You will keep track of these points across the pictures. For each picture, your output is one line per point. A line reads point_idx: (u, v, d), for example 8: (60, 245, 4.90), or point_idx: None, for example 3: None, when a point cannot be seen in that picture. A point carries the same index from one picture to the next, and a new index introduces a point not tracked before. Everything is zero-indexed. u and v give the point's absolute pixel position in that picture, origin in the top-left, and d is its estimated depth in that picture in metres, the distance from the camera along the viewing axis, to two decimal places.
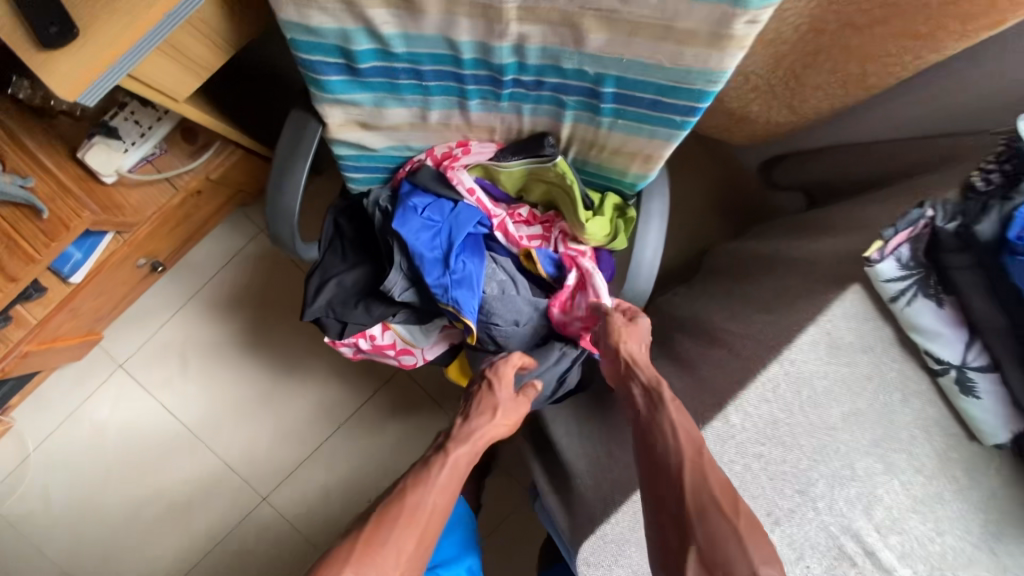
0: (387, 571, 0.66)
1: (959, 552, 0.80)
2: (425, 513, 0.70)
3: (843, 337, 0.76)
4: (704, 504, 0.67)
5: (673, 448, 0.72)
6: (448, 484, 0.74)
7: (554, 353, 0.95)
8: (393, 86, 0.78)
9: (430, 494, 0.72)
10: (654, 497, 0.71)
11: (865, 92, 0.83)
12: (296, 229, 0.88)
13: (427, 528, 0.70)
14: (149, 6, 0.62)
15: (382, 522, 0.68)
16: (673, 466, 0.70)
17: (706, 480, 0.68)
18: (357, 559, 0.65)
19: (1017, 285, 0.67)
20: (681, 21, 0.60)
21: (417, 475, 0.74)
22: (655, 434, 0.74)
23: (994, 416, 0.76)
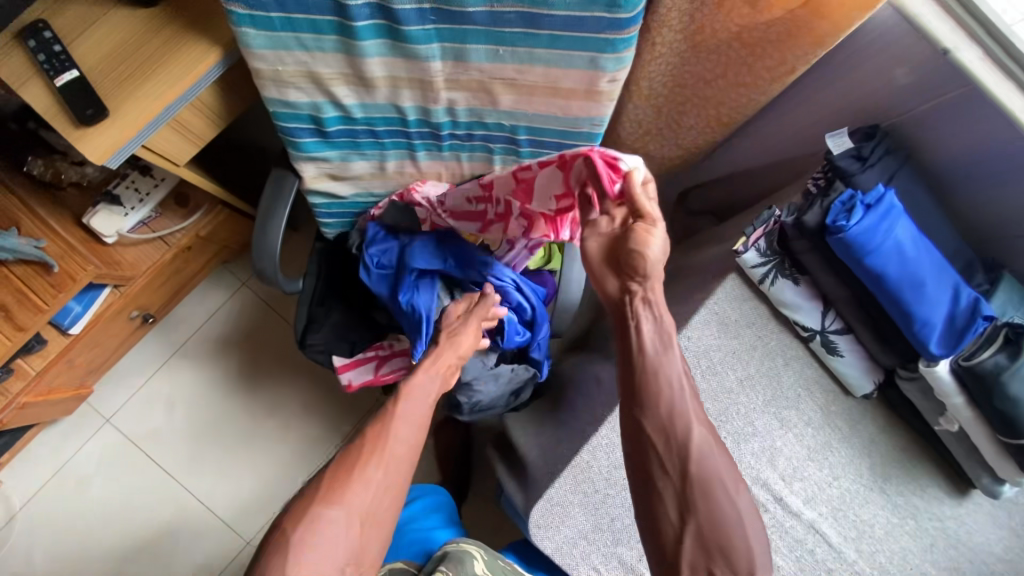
0: (357, 501, 0.71)
1: (855, 494, 0.95)
2: (395, 451, 0.76)
3: (728, 315, 0.96)
4: (706, 479, 0.68)
5: (680, 404, 0.69)
6: (412, 415, 0.79)
7: (504, 372, 1.08)
8: (355, 143, 0.98)
9: (399, 432, 0.77)
10: (649, 459, 0.70)
11: (726, 127, 1.06)
12: (278, 266, 1.04)
13: (388, 461, 0.75)
14: (165, 91, 0.81)
15: (350, 459, 0.73)
16: (682, 430, 0.69)
17: (714, 456, 0.68)
18: (324, 495, 0.70)
19: (843, 260, 0.85)
20: (565, 83, 0.82)
21: (381, 413, 0.78)
22: (662, 381, 0.70)
23: (857, 370, 0.94)
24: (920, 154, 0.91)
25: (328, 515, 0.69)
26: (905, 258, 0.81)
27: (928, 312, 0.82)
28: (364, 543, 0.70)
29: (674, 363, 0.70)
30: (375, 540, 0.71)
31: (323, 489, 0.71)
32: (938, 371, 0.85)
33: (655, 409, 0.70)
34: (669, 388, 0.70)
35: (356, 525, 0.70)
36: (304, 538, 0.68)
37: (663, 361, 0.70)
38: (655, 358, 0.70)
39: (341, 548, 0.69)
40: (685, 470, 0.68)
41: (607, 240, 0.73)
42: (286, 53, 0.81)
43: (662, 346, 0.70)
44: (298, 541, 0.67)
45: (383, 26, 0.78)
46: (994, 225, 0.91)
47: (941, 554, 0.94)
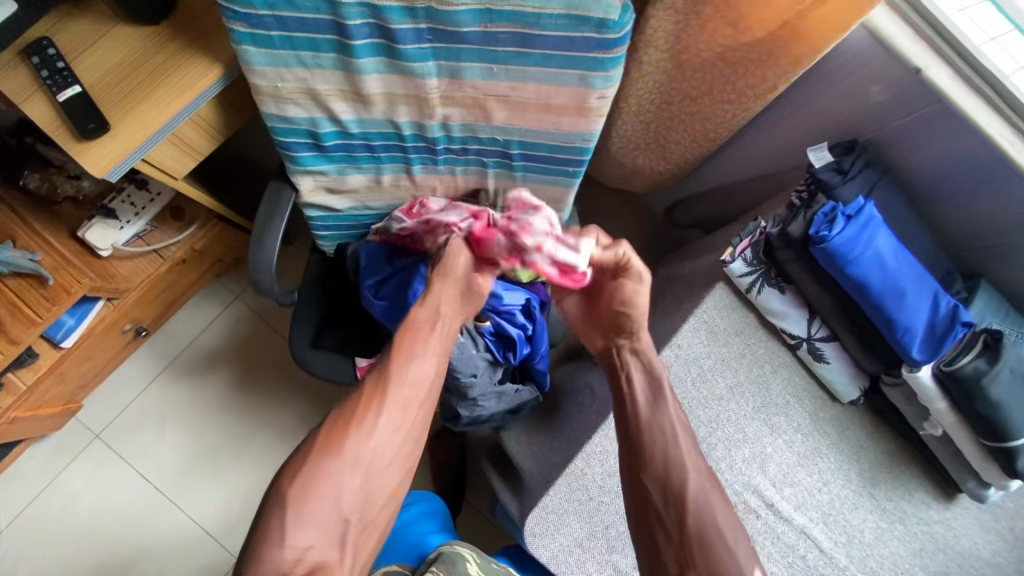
0: (360, 449, 0.72)
1: (844, 499, 0.97)
2: (394, 406, 0.75)
3: (718, 324, 0.98)
4: (704, 534, 0.68)
5: (675, 456, 0.71)
6: (414, 353, 0.78)
7: (508, 391, 1.06)
8: (352, 157, 1.00)
9: (402, 384, 0.76)
10: (648, 511, 0.72)
11: (711, 141, 1.10)
12: (275, 277, 1.06)
13: (391, 409, 0.75)
14: (165, 109, 0.83)
15: (349, 413, 0.73)
16: (677, 482, 0.70)
17: (711, 510, 0.69)
18: (321, 449, 0.71)
19: (825, 269, 0.88)
20: (557, 100, 0.85)
21: (379, 367, 0.77)
22: (658, 434, 0.73)
23: (843, 376, 0.96)
24: (899, 168, 0.95)
25: (327, 467, 0.70)
26: (885, 267, 0.84)
27: (909, 319, 0.85)
28: (367, 495, 0.72)
29: (665, 414, 0.75)
30: (377, 492, 0.73)
31: (319, 443, 0.71)
32: (920, 376, 0.87)
33: (650, 463, 0.72)
34: (664, 441, 0.73)
35: (357, 477, 0.71)
36: (301, 495, 0.68)
37: (656, 418, 0.75)
38: (647, 413, 0.75)
39: (340, 499, 0.70)
40: (682, 524, 0.69)
41: (589, 289, 0.84)
42: (286, 70, 0.84)
43: (652, 397, 0.76)
44: (295, 499, 0.68)
45: (381, 45, 0.80)
46: (969, 235, 0.94)
47: (931, 558, 0.96)
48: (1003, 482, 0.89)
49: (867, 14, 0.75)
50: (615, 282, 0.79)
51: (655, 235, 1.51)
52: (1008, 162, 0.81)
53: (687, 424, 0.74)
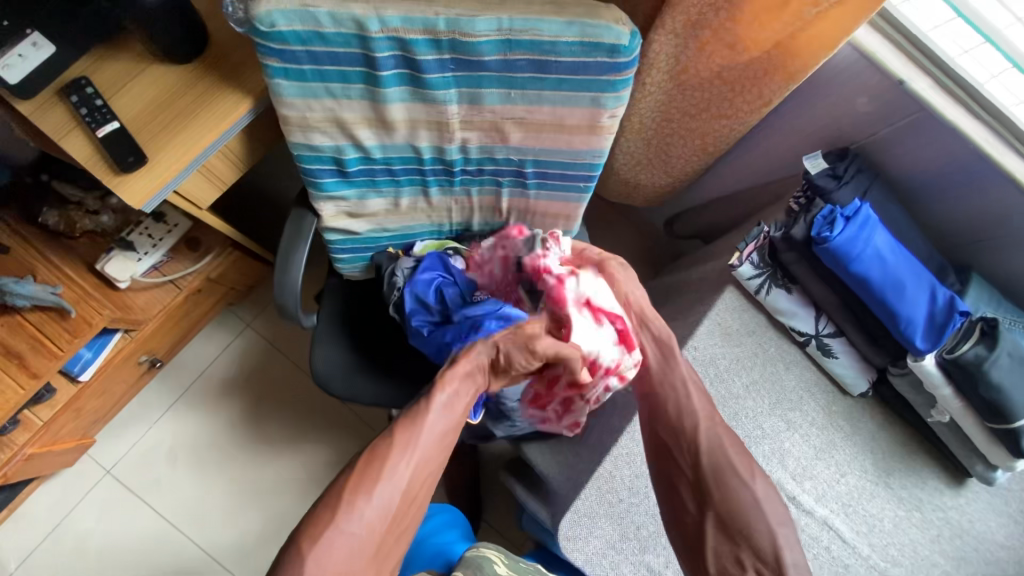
0: (377, 506, 0.71)
1: (862, 489, 1.00)
2: (417, 461, 0.74)
3: (730, 325, 1.03)
4: (717, 468, 0.72)
5: (686, 403, 0.77)
6: (447, 410, 0.77)
7: None
8: (372, 182, 1.04)
9: (422, 443, 0.75)
10: (670, 463, 0.77)
11: (710, 154, 1.17)
12: (300, 300, 1.09)
13: (418, 466, 0.74)
14: (191, 147, 0.87)
15: (369, 473, 0.72)
16: (687, 428, 0.76)
17: (722, 446, 0.73)
18: (342, 503, 0.71)
19: (829, 267, 0.94)
20: (570, 121, 0.91)
21: (408, 419, 0.76)
22: (669, 388, 0.79)
23: (852, 370, 1.00)
24: (887, 172, 1.02)
25: (345, 522, 0.70)
26: (886, 263, 0.90)
27: (911, 311, 0.90)
28: (381, 551, 0.72)
29: (674, 370, 0.79)
30: (392, 546, 0.74)
31: (335, 501, 0.71)
32: (925, 365, 0.92)
33: (666, 415, 0.78)
34: (675, 392, 0.78)
35: (371, 531, 0.71)
36: (322, 552, 0.68)
37: (666, 376, 0.80)
38: (658, 369, 0.81)
39: (356, 555, 0.70)
40: (696, 462, 0.74)
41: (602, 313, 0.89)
42: (315, 101, 0.88)
43: (662, 357, 0.82)
44: (310, 549, 0.68)
45: (406, 75, 0.85)
46: (958, 232, 1.01)
47: (948, 543, 1.00)
48: (1011, 464, 0.94)
49: (852, 32, 0.83)
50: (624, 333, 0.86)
51: (656, 247, 1.57)
52: (989, 163, 0.88)
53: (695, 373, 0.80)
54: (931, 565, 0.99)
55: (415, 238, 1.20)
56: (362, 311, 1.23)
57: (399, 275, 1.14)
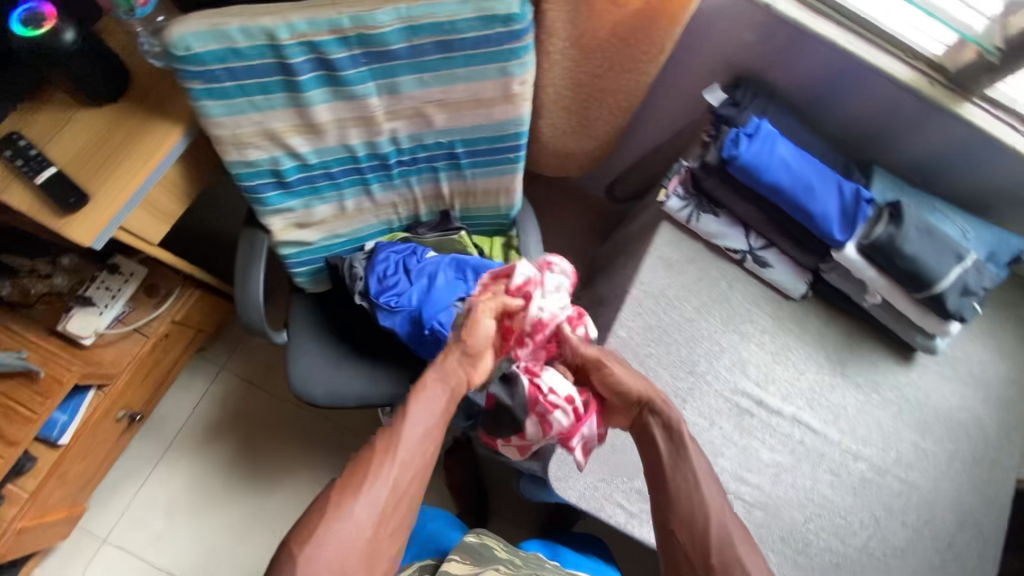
0: (363, 511, 0.75)
1: (821, 382, 1.07)
2: (401, 466, 0.78)
3: (672, 256, 1.09)
4: (727, 561, 0.76)
5: (698, 499, 0.79)
6: (418, 422, 0.81)
7: None
8: (314, 189, 1.09)
9: (399, 450, 0.79)
10: (681, 561, 0.79)
11: (626, 111, 1.25)
12: (265, 316, 1.12)
13: (400, 473, 0.78)
14: (126, 184, 0.91)
15: (351, 481, 0.76)
16: (701, 528, 0.78)
17: (734, 548, 0.77)
18: (330, 513, 0.74)
19: (746, 183, 1.02)
20: (485, 94, 0.98)
21: (386, 432, 0.80)
22: (685, 484, 0.81)
23: (788, 275, 1.08)
24: (783, 93, 1.11)
25: (335, 529, 0.73)
26: (792, 169, 0.99)
27: (824, 207, 0.99)
28: (370, 553, 0.75)
29: (688, 466, 0.82)
30: (381, 547, 0.76)
31: (317, 509, 0.75)
32: (847, 254, 1.00)
33: (679, 511, 0.80)
34: (686, 485, 0.81)
35: (360, 535, 0.74)
36: (311, 556, 0.72)
37: (680, 470, 0.82)
38: (670, 464, 0.82)
39: (346, 560, 0.73)
40: (709, 561, 0.77)
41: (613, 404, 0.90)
42: (243, 117, 0.93)
43: (675, 448, 0.83)
44: (304, 561, 0.71)
45: (324, 76, 0.91)
46: (854, 134, 1.11)
47: (908, 415, 1.09)
48: (945, 328, 1.03)
49: None
50: (643, 420, 0.86)
51: (601, 214, 1.65)
52: (859, 62, 0.99)
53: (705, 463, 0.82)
54: (898, 437, 1.07)
55: (367, 239, 1.25)
56: (331, 323, 1.29)
57: (357, 265, 1.19)
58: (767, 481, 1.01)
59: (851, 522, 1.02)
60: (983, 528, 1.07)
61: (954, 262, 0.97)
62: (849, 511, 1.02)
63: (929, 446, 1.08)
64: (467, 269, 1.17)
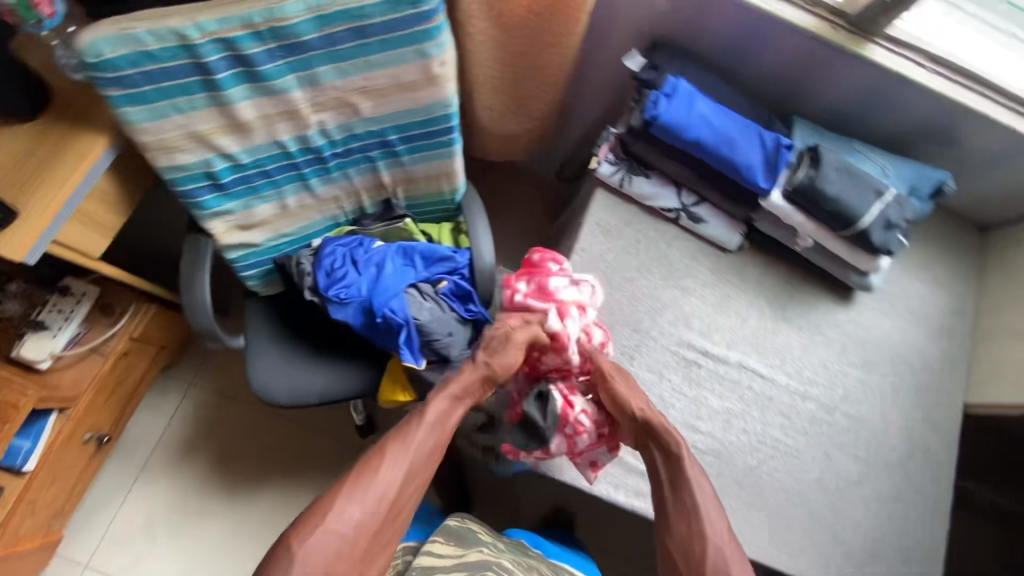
0: (366, 508, 0.80)
1: (764, 327, 1.10)
2: (406, 469, 0.84)
3: (609, 222, 1.12)
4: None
5: (697, 523, 0.83)
6: (429, 430, 0.88)
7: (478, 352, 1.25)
8: (251, 189, 1.10)
9: (406, 455, 0.85)
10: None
11: (558, 87, 1.28)
12: (214, 319, 1.12)
13: (405, 477, 0.84)
14: (54, 197, 0.91)
15: (360, 479, 0.81)
16: (697, 551, 0.82)
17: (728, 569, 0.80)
18: (337, 505, 0.79)
19: (671, 142, 1.05)
20: (407, 77, 1.00)
21: (397, 436, 0.86)
22: (684, 506, 0.85)
23: (722, 228, 1.12)
24: (703, 54, 1.15)
25: (337, 522, 0.78)
26: (712, 124, 1.02)
27: (747, 157, 1.02)
28: (363, 552, 0.79)
29: (689, 493, 0.86)
30: (373, 548, 0.81)
31: (321, 508, 0.79)
32: (773, 200, 1.04)
33: (679, 534, 0.84)
34: (686, 509, 0.85)
35: (357, 530, 0.79)
36: (313, 544, 0.76)
37: (680, 495, 0.86)
38: (671, 491, 0.87)
39: (342, 553, 0.77)
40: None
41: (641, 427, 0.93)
42: (167, 121, 0.94)
43: (674, 475, 0.88)
44: (304, 549, 0.75)
45: (242, 73, 0.93)
46: (774, 88, 1.15)
47: (853, 352, 1.12)
48: (875, 264, 1.06)
49: None
50: (646, 445, 0.92)
51: (554, 194, 1.68)
52: (766, 16, 1.02)
53: (705, 489, 0.87)
54: (844, 374, 1.11)
55: (315, 236, 1.26)
56: (287, 323, 1.30)
57: (304, 261, 1.20)
58: (719, 427, 1.04)
59: (804, 459, 1.05)
60: (934, 454, 1.10)
61: (874, 198, 1.01)
62: (801, 449, 1.05)
63: (875, 380, 1.12)
64: (415, 255, 1.20)
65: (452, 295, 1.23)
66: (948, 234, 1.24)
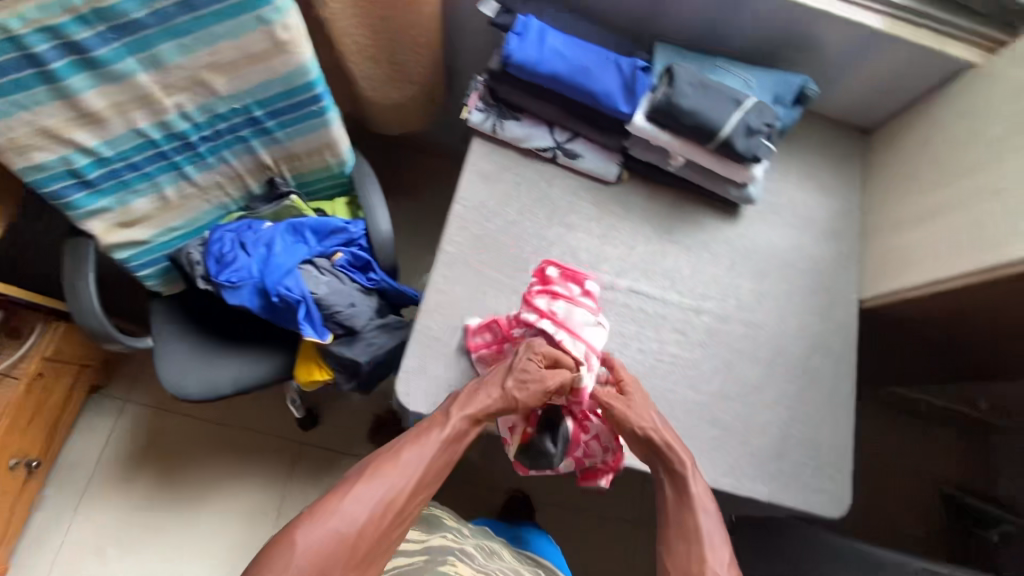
0: (370, 509, 0.80)
1: (652, 251, 1.12)
2: (414, 478, 0.84)
3: (488, 168, 1.12)
4: None
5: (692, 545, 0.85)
6: (442, 443, 0.87)
7: (388, 321, 1.25)
8: (124, 183, 1.09)
9: (416, 463, 0.85)
10: None
11: (432, 47, 1.27)
12: (105, 318, 1.11)
13: (412, 486, 0.84)
14: None
15: (370, 480, 0.82)
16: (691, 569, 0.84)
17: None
18: (343, 503, 0.80)
19: (531, 80, 1.06)
20: (254, 48, 0.99)
21: (409, 444, 0.86)
22: (682, 524, 0.87)
23: (599, 160, 1.13)
24: None
25: (341, 518, 0.79)
26: (564, 56, 1.03)
27: (604, 85, 1.03)
28: (363, 555, 0.79)
29: (688, 512, 0.88)
30: (374, 553, 0.80)
31: (326, 507, 0.79)
32: (638, 124, 1.05)
33: (675, 551, 0.85)
34: (684, 528, 0.87)
35: (359, 528, 0.79)
36: (316, 535, 0.77)
37: (680, 509, 0.88)
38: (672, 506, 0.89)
39: (341, 549, 0.78)
40: None
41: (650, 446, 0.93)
42: (10, 120, 0.93)
43: (676, 493, 0.90)
44: (307, 540, 0.77)
45: (77, 61, 0.92)
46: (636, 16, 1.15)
47: (743, 264, 1.14)
48: (749, 174, 1.08)
49: None
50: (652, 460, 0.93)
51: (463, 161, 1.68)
52: None
53: (708, 509, 0.88)
54: (736, 286, 1.12)
55: (207, 227, 1.26)
56: (195, 318, 1.29)
57: (194, 251, 1.19)
58: (615, 352, 1.05)
59: (702, 371, 1.06)
60: (835, 352, 1.12)
61: (733, 108, 1.02)
62: (698, 363, 1.07)
63: (768, 288, 1.13)
64: (305, 230, 1.19)
65: (351, 266, 1.23)
66: (831, 141, 1.25)
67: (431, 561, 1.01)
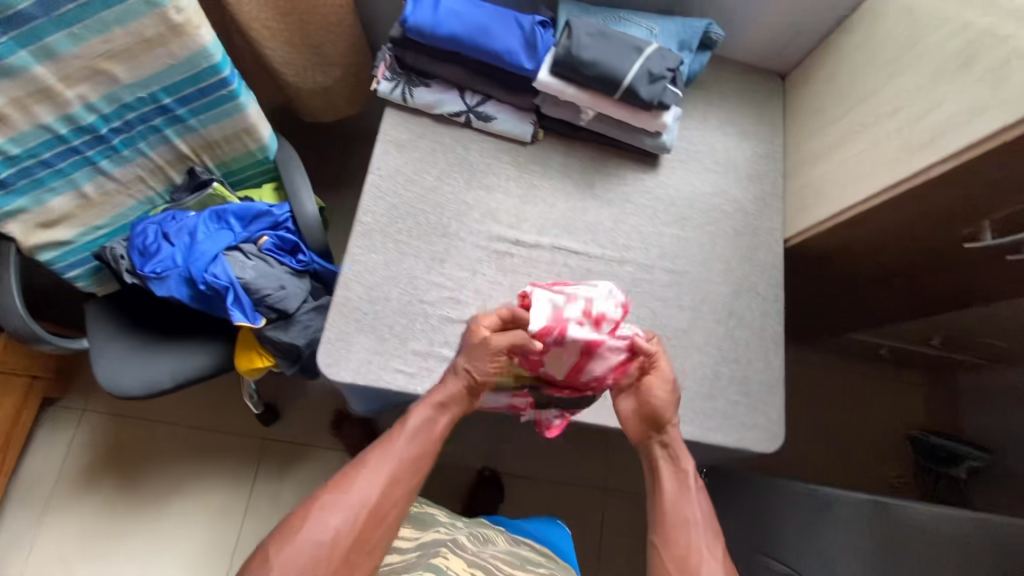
0: (343, 514, 0.75)
1: (573, 207, 1.12)
2: (386, 475, 0.79)
3: (402, 137, 1.12)
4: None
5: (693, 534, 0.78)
6: (415, 437, 0.82)
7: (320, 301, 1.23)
8: (36, 181, 1.09)
9: (388, 462, 0.80)
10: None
11: (345, 26, 1.27)
12: (32, 321, 1.12)
13: (386, 485, 0.79)
14: None
15: (341, 483, 0.78)
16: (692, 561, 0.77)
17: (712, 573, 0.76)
18: (315, 509, 0.76)
19: (433, 45, 1.06)
20: (149, 33, 0.98)
21: (380, 443, 0.82)
22: (683, 513, 0.80)
23: (513, 121, 1.13)
24: None
25: (314, 526, 0.74)
26: (462, 17, 1.03)
27: (505, 44, 1.04)
28: (342, 562, 0.74)
29: (691, 501, 0.81)
30: (355, 560, 0.75)
31: (299, 517, 0.75)
32: (544, 79, 1.04)
33: (674, 541, 0.78)
34: (687, 517, 0.80)
35: (336, 534, 0.74)
36: (289, 546, 0.73)
37: (682, 497, 0.81)
38: (672, 495, 0.81)
39: (319, 559, 0.73)
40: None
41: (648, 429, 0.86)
42: None
43: (678, 482, 0.82)
44: (281, 551, 0.73)
45: None
46: None
47: (664, 212, 1.14)
48: (661, 122, 1.08)
49: None
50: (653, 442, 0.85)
51: None
52: None
53: (707, 504, 0.81)
54: (659, 235, 1.13)
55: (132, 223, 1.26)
56: (130, 316, 1.28)
57: (119, 247, 1.19)
58: None
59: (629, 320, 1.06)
60: (762, 292, 1.12)
61: (634, 56, 1.03)
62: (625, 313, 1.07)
63: (691, 234, 1.14)
64: (228, 216, 1.20)
65: (278, 249, 1.22)
66: (749, 85, 1.26)
67: (423, 555, 0.94)
